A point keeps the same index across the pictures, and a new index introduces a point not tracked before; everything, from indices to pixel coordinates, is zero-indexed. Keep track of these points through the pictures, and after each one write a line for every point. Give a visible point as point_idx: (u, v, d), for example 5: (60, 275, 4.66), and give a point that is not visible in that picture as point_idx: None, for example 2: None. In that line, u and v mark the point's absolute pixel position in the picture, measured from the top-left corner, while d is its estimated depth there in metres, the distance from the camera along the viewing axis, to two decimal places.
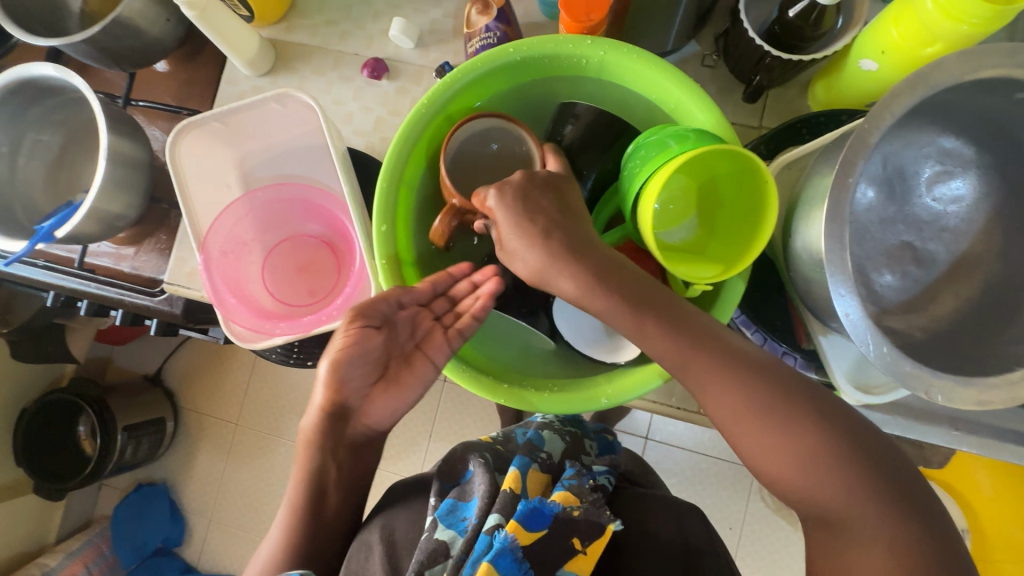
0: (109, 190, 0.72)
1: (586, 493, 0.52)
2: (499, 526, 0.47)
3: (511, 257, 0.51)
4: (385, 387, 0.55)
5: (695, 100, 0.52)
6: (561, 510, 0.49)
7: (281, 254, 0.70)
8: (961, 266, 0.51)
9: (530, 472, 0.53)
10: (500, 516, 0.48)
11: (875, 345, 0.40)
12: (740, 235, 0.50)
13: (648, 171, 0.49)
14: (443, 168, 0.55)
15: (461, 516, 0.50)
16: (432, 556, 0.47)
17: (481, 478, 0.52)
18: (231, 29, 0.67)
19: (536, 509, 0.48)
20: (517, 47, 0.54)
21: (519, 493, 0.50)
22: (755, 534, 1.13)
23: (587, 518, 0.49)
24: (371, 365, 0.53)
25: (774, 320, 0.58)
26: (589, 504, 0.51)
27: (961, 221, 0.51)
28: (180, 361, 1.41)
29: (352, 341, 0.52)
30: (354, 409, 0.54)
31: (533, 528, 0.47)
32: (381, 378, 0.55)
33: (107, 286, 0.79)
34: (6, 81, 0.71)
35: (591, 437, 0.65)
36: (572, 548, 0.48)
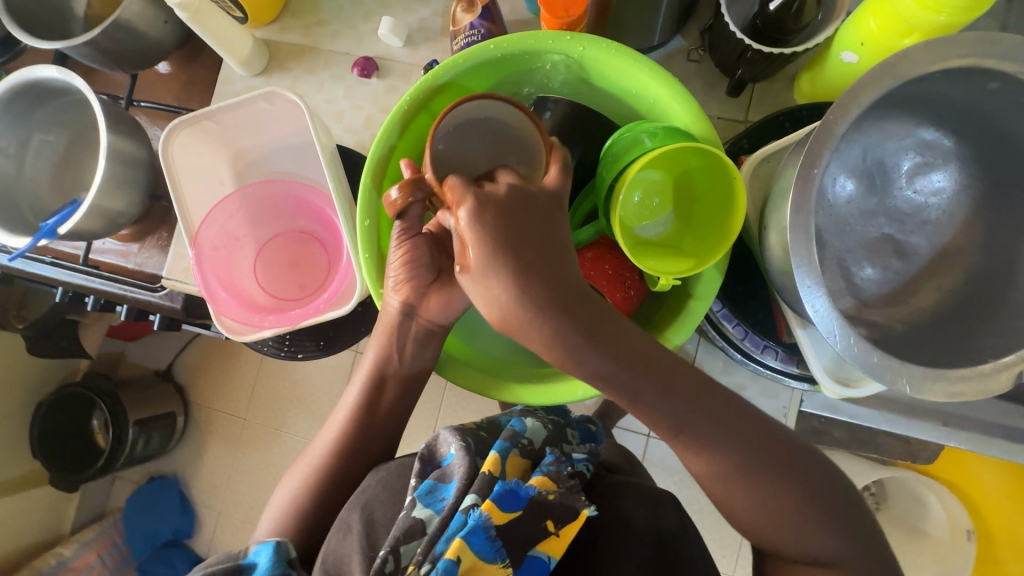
0: (111, 188, 0.74)
1: (564, 479, 0.52)
2: (475, 505, 0.47)
3: (475, 281, 0.42)
4: (439, 287, 0.56)
5: (675, 95, 0.52)
6: (537, 493, 0.50)
7: (273, 249, 0.71)
8: (942, 259, 0.51)
9: (510, 456, 0.53)
10: (476, 496, 0.48)
11: (841, 335, 0.40)
12: (715, 226, 0.51)
13: (620, 165, 0.50)
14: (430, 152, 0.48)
15: (439, 496, 0.50)
16: (407, 533, 0.48)
17: (461, 459, 0.53)
18: (224, 30, 0.69)
19: (511, 491, 0.49)
20: (498, 44, 0.55)
21: (497, 475, 0.51)
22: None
23: (562, 503, 0.50)
24: (427, 264, 0.55)
25: (756, 312, 0.58)
26: (565, 489, 0.52)
27: (943, 213, 0.51)
28: (187, 357, 1.44)
29: (407, 243, 0.54)
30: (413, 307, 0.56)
31: (507, 509, 0.48)
32: (435, 282, 0.56)
33: (111, 281, 0.82)
34: (13, 83, 0.74)
35: (574, 427, 0.67)
36: (545, 530, 0.49)
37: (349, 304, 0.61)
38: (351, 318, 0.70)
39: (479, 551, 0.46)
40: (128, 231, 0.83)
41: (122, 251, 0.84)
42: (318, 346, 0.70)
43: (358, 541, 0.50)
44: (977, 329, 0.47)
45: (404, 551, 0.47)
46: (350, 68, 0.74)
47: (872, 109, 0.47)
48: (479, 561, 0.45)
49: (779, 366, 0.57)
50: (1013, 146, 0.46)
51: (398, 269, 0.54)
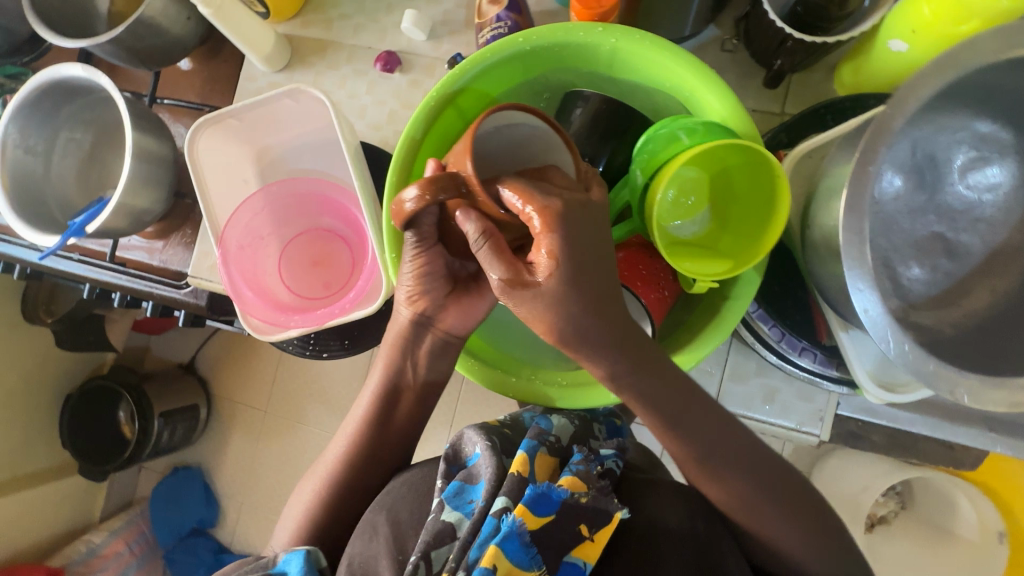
0: (136, 186, 0.74)
1: (594, 480, 0.51)
2: (506, 510, 0.47)
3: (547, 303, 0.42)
4: (454, 299, 0.54)
5: (711, 88, 0.51)
6: (568, 496, 0.48)
7: (297, 248, 0.71)
8: (998, 259, 0.48)
9: (538, 456, 0.53)
10: (507, 499, 0.48)
11: (895, 343, 0.38)
12: (754, 226, 0.49)
13: (656, 163, 0.48)
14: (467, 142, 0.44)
15: (467, 498, 0.50)
16: (438, 536, 0.47)
17: (488, 461, 0.52)
18: (247, 26, 0.68)
19: (543, 494, 0.48)
20: (526, 37, 0.53)
21: (526, 477, 0.50)
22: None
23: (594, 506, 0.49)
24: (442, 277, 0.53)
25: (794, 313, 0.56)
26: (596, 491, 0.50)
27: (998, 209, 0.48)
28: (209, 351, 1.46)
29: (423, 258, 0.51)
30: (435, 321, 0.55)
31: (541, 513, 0.47)
32: (450, 293, 0.54)
33: (137, 278, 0.82)
34: (39, 83, 0.74)
35: (599, 422, 0.65)
36: (579, 534, 0.48)
37: (375, 303, 0.60)
38: (375, 317, 0.70)
39: (515, 559, 0.44)
40: (153, 228, 0.84)
41: (147, 248, 0.84)
42: (342, 345, 0.70)
43: (384, 543, 0.50)
44: None
45: (435, 555, 0.47)
46: (373, 63, 0.73)
47: (933, 101, 0.44)
48: (515, 567, 0.44)
49: (816, 368, 0.55)
50: None
51: (413, 282, 0.52)
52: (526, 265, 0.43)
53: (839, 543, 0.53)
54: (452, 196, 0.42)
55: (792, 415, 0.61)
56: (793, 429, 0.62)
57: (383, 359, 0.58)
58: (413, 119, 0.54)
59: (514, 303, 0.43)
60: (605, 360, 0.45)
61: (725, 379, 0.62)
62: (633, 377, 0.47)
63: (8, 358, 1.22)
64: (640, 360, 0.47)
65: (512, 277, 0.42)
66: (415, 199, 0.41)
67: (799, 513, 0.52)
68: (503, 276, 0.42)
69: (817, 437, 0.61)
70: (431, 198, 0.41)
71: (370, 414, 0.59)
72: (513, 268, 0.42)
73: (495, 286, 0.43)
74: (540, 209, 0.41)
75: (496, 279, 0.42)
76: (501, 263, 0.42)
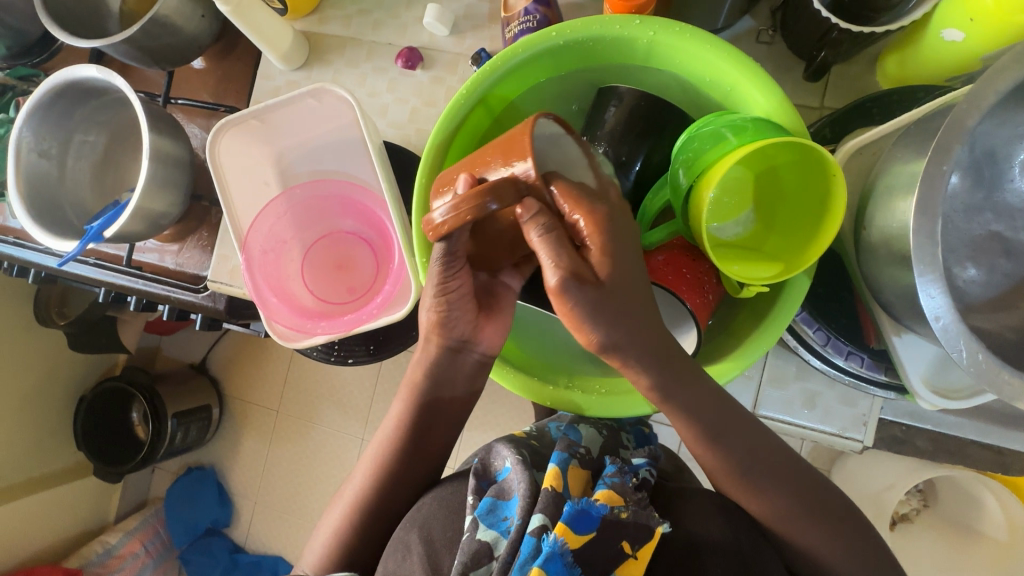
0: (154, 189, 0.73)
1: (630, 492, 0.49)
2: (545, 528, 0.45)
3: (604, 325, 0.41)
4: (482, 316, 0.52)
5: (756, 82, 0.48)
6: (608, 512, 0.46)
7: (320, 252, 0.69)
8: None
9: (571, 468, 0.51)
10: (545, 517, 0.46)
11: (970, 354, 0.36)
12: (805, 226, 0.47)
13: (700, 164, 0.47)
14: (517, 146, 0.41)
15: (501, 516, 0.49)
16: (474, 558, 0.46)
17: (520, 475, 0.50)
18: (265, 24, 0.67)
19: (583, 511, 0.46)
20: (560, 31, 0.51)
21: (561, 491, 0.48)
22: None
23: (635, 521, 0.47)
24: (469, 300, 0.50)
25: (840, 316, 0.54)
26: (635, 504, 0.48)
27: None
28: (221, 351, 1.45)
29: (450, 283, 0.48)
30: (464, 341, 0.53)
31: (582, 531, 0.45)
32: (478, 312, 0.52)
33: (153, 282, 0.81)
34: (53, 84, 0.73)
35: (626, 430, 0.64)
36: (622, 552, 0.46)
37: (403, 308, 0.58)
38: (401, 322, 0.68)
39: None
40: (170, 232, 0.82)
41: (163, 251, 0.83)
42: (368, 351, 0.69)
43: (418, 563, 0.48)
44: None
45: None
46: (393, 60, 0.71)
47: (1010, 95, 0.41)
48: None
49: (863, 372, 0.53)
50: None
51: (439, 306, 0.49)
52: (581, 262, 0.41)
53: (888, 554, 0.52)
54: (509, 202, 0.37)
55: (834, 420, 0.59)
56: (835, 434, 0.59)
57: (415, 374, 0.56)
58: (440, 119, 0.52)
59: (577, 300, 0.40)
60: (653, 371, 0.44)
61: (764, 384, 0.60)
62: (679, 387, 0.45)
63: (23, 360, 1.22)
64: (686, 369, 0.45)
65: (575, 272, 0.40)
66: (463, 210, 0.36)
67: (847, 523, 0.50)
68: (568, 269, 0.39)
69: (860, 443, 0.59)
70: (488, 205, 0.36)
71: (403, 424, 0.57)
72: (576, 262, 0.40)
73: (556, 279, 0.39)
74: (587, 214, 0.41)
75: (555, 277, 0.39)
76: (565, 254, 0.40)
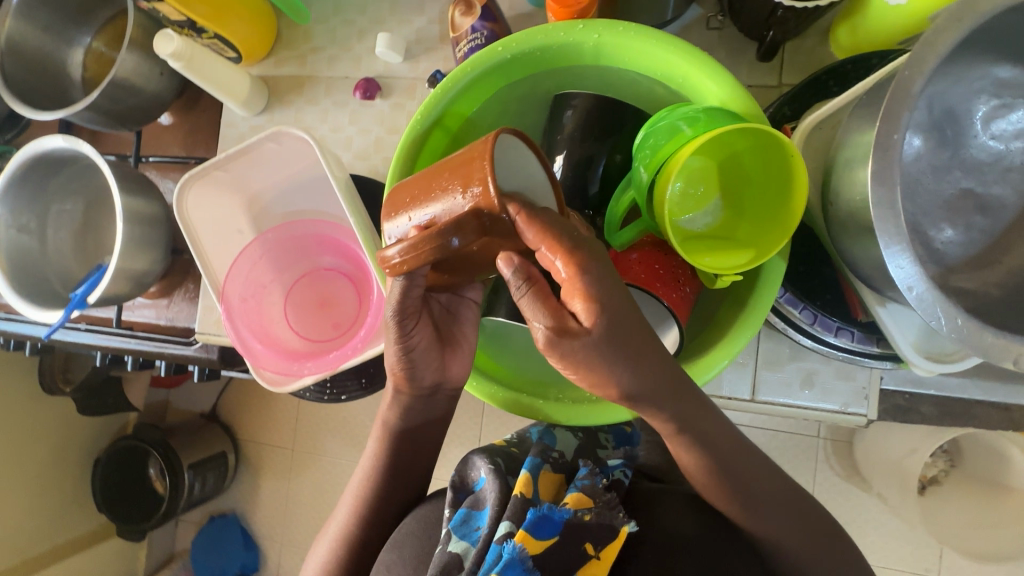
0: (133, 249, 0.73)
1: (599, 494, 0.50)
2: (509, 535, 0.45)
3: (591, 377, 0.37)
4: (449, 351, 0.52)
5: (707, 72, 0.48)
6: (571, 515, 0.47)
7: (302, 291, 0.69)
8: None
9: (541, 474, 0.52)
10: (511, 523, 0.46)
11: (948, 319, 0.36)
12: (773, 208, 0.47)
13: (659, 158, 0.46)
14: (469, 160, 0.36)
15: (474, 526, 0.49)
16: (445, 569, 0.45)
17: (492, 485, 0.52)
18: (219, 73, 0.68)
19: (545, 516, 0.46)
20: (505, 45, 0.51)
21: (529, 497, 0.49)
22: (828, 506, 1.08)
23: (599, 522, 0.48)
24: (430, 345, 0.50)
25: (824, 294, 0.54)
26: (601, 505, 0.49)
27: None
28: (230, 397, 1.45)
29: (404, 338, 0.48)
30: (433, 383, 0.52)
31: (543, 536, 0.45)
32: (444, 347, 0.52)
33: (146, 340, 0.81)
34: (24, 158, 0.74)
35: (606, 430, 0.64)
36: (585, 553, 0.45)
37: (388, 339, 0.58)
38: None
39: None
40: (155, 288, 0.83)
41: (152, 307, 0.83)
42: (360, 385, 0.70)
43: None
44: None
45: None
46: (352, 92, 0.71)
47: (956, 52, 0.40)
48: None
49: (855, 346, 0.53)
50: None
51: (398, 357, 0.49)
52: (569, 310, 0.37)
53: None
54: (470, 241, 0.35)
55: (835, 397, 0.58)
56: (838, 411, 0.58)
57: (385, 407, 0.55)
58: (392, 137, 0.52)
59: (564, 353, 0.36)
60: None
61: (759, 368, 0.59)
62: (674, 407, 0.42)
63: (34, 431, 1.22)
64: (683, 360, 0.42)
65: (557, 322, 0.36)
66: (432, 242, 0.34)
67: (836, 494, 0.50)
68: (548, 324, 0.36)
69: (864, 417, 0.58)
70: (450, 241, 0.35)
71: (391, 450, 0.56)
72: (557, 314, 0.36)
73: (539, 337, 0.36)
74: (566, 256, 0.36)
75: (540, 326, 0.36)
76: (543, 310, 0.36)
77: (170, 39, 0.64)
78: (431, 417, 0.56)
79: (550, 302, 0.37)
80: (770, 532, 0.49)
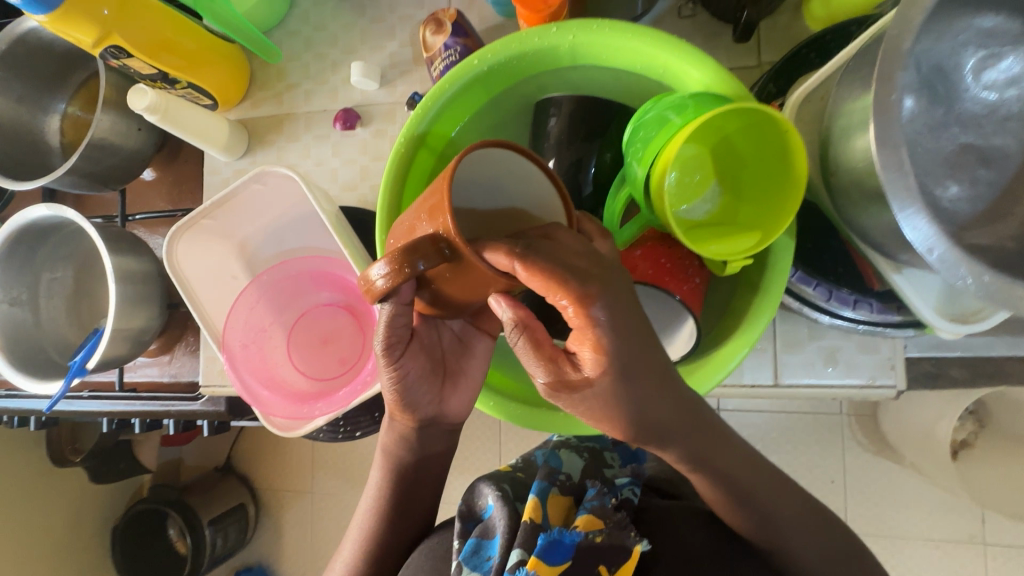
0: (128, 308, 0.72)
1: (610, 514, 0.48)
2: (522, 563, 0.43)
3: (593, 414, 0.38)
4: (450, 383, 0.52)
5: (688, 61, 0.48)
6: (581, 538, 0.45)
7: (303, 329, 0.68)
8: None
9: (549, 498, 0.50)
10: (522, 551, 0.44)
11: (972, 277, 0.35)
12: (772, 187, 0.46)
13: (652, 151, 0.45)
14: (439, 188, 0.34)
15: (485, 556, 0.47)
16: None
17: (500, 512, 0.50)
18: (197, 120, 0.67)
19: (555, 541, 0.44)
20: (480, 58, 0.51)
21: (539, 522, 0.47)
22: (862, 482, 1.06)
23: (610, 543, 0.45)
24: (428, 375, 0.50)
25: (835, 268, 0.53)
26: (612, 526, 0.47)
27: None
28: (244, 446, 1.42)
29: (400, 366, 0.47)
30: (432, 415, 0.52)
31: (554, 562, 0.43)
32: (445, 378, 0.51)
33: (150, 400, 0.79)
34: (10, 231, 0.73)
35: (612, 449, 0.64)
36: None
37: None
38: None
39: None
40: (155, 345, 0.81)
41: (154, 365, 0.82)
42: (373, 420, 0.69)
43: None
44: None
45: None
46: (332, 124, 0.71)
47: (939, 6, 0.40)
48: None
49: (876, 317, 0.51)
50: None
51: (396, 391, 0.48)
52: (569, 355, 0.37)
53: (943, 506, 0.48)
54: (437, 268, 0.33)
55: (860, 371, 0.56)
56: (865, 386, 0.57)
57: (383, 432, 0.54)
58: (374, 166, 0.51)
59: (564, 401, 0.38)
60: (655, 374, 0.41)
61: (779, 352, 0.58)
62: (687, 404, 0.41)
63: (48, 505, 1.20)
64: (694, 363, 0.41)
65: (558, 374, 0.37)
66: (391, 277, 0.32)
67: None
68: (550, 378, 0.37)
69: (894, 388, 0.56)
70: (410, 272, 0.32)
71: (400, 480, 0.55)
72: (555, 366, 0.37)
73: (541, 387, 0.38)
74: (576, 300, 0.35)
75: (542, 377, 0.37)
76: (542, 362, 0.37)
77: (147, 96, 0.63)
78: (436, 443, 0.54)
79: (552, 352, 0.37)
80: (802, 529, 0.47)
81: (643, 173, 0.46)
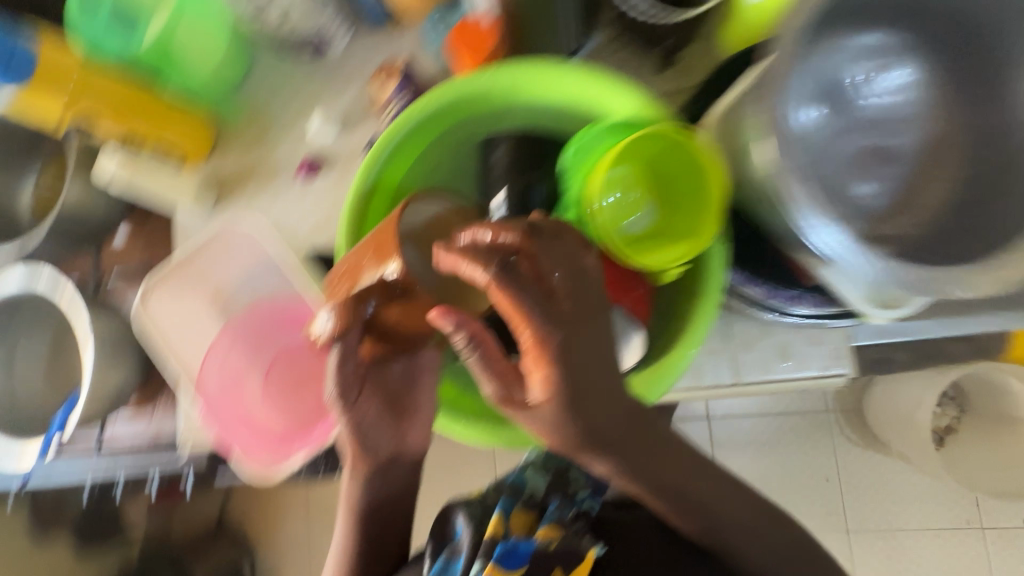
0: (100, 368, 0.73)
1: (566, 522, 0.61)
2: (480, 571, 0.55)
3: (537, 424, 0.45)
4: (405, 420, 0.60)
5: (611, 90, 0.53)
6: (537, 546, 0.56)
7: (276, 372, 0.75)
8: (929, 145, 0.54)
9: (512, 514, 0.61)
10: (484, 559, 0.55)
11: (879, 265, 0.41)
12: (695, 198, 0.50)
13: (580, 171, 0.50)
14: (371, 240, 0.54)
15: (453, 566, 0.58)
16: None
17: (466, 530, 0.60)
18: (161, 182, 0.74)
19: (511, 550, 0.55)
20: (416, 106, 0.55)
21: (499, 536, 0.58)
22: (849, 465, 1.46)
23: (563, 550, 0.56)
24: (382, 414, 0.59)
25: (767, 266, 0.58)
26: (567, 535, 0.58)
27: (916, 105, 0.54)
28: (234, 510, 1.37)
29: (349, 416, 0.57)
30: (391, 452, 0.61)
31: (510, 567, 0.54)
32: (399, 413, 0.60)
33: (134, 458, 0.76)
34: None
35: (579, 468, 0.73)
36: None
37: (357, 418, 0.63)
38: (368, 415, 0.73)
39: None
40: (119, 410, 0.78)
41: (137, 420, 0.78)
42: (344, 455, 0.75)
43: None
44: (994, 202, 0.49)
45: None
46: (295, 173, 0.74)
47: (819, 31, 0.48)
48: None
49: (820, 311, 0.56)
50: (977, 27, 0.50)
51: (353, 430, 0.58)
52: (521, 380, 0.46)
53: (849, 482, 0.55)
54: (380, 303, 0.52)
55: (813, 363, 0.60)
56: (820, 376, 0.60)
57: (347, 487, 0.62)
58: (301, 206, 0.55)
59: (526, 421, 0.46)
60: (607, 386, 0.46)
61: (737, 353, 0.60)
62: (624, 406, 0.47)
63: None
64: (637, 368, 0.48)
65: (504, 394, 0.46)
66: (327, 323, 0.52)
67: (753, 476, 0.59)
68: (498, 392, 0.46)
69: (846, 375, 0.59)
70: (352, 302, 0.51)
71: (371, 515, 0.63)
72: (507, 386, 0.46)
73: (492, 398, 0.46)
74: (532, 336, 0.43)
75: (492, 391, 0.46)
76: (495, 380, 0.46)
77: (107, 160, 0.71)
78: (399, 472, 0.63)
79: (505, 366, 0.46)
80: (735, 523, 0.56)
81: (574, 191, 0.50)
